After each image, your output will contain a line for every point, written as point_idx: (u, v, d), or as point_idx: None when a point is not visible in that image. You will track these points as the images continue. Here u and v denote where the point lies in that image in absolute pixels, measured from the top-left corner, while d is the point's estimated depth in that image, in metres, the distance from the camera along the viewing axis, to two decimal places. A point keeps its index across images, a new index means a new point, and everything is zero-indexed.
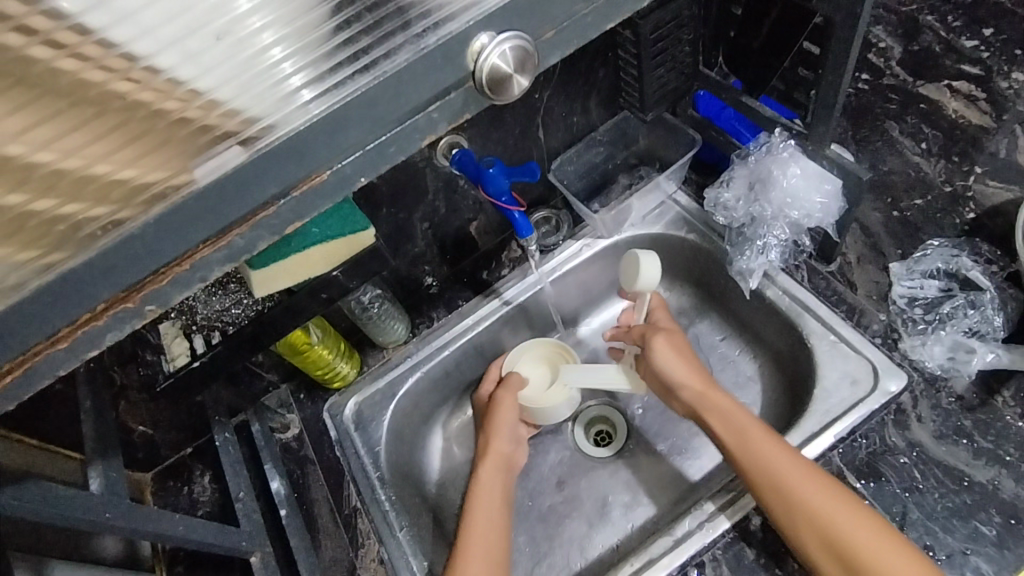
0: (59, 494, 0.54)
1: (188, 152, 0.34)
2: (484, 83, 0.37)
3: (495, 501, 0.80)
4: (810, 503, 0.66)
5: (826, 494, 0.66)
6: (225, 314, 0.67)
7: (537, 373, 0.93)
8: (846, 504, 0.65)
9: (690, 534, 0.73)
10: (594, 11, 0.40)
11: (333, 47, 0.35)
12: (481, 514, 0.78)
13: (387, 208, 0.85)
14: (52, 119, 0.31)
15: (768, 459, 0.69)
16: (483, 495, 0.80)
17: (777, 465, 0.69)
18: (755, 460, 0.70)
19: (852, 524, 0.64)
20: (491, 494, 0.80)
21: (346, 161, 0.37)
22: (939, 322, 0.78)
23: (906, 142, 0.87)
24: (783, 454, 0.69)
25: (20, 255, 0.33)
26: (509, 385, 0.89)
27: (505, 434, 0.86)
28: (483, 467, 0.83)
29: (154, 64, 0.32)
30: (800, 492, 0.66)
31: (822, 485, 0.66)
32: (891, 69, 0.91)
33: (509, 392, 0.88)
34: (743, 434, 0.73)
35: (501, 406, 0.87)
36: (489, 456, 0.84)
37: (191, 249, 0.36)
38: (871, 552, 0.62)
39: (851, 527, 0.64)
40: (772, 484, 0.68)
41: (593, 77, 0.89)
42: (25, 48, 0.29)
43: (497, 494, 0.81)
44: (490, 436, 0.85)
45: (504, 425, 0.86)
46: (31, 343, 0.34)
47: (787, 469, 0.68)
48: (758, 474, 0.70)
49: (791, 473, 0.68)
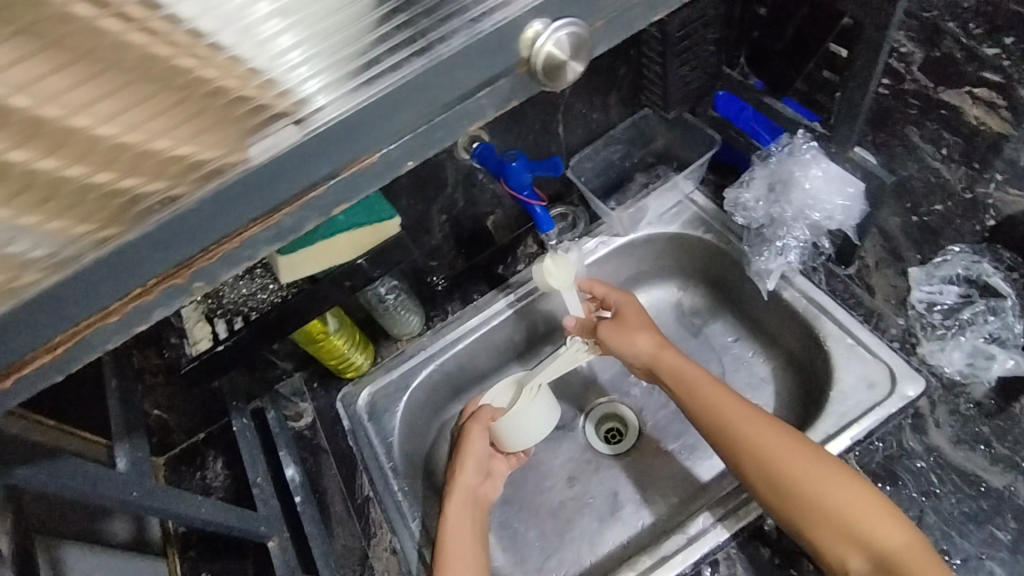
0: (87, 471, 0.54)
1: (240, 132, 0.34)
2: (539, 66, 0.38)
3: (466, 539, 0.76)
4: (759, 447, 0.69)
5: (765, 436, 0.70)
6: (251, 299, 0.68)
7: (500, 393, 0.88)
8: (794, 446, 0.68)
9: (704, 532, 0.73)
10: (640, 3, 0.41)
11: (386, 32, 0.37)
12: (455, 552, 0.74)
13: (407, 199, 0.85)
14: (116, 94, 0.32)
15: (719, 410, 0.74)
16: (455, 532, 0.76)
17: (728, 416, 0.73)
18: (707, 412, 0.75)
19: (799, 463, 0.67)
20: (463, 532, 0.76)
21: (394, 144, 0.37)
22: (959, 328, 0.78)
23: (926, 148, 0.75)
24: (734, 405, 0.74)
25: (76, 228, 0.33)
26: (478, 413, 0.85)
27: (473, 466, 0.82)
28: (452, 504, 0.79)
29: (218, 41, 0.33)
30: (749, 438, 0.70)
31: (772, 430, 0.70)
32: (912, 74, 0.72)
33: (476, 424, 0.84)
34: (695, 388, 0.77)
35: (470, 436, 0.83)
36: (458, 492, 0.80)
37: (241, 227, 0.36)
38: (817, 489, 0.65)
39: (797, 465, 0.67)
40: (724, 433, 0.72)
41: (615, 75, 0.89)
42: (97, 20, 0.30)
43: (469, 530, 0.77)
44: (457, 470, 0.81)
45: (473, 455, 0.82)
46: (81, 316, 0.35)
47: (738, 419, 0.72)
48: (710, 425, 0.74)
49: (741, 422, 0.72)
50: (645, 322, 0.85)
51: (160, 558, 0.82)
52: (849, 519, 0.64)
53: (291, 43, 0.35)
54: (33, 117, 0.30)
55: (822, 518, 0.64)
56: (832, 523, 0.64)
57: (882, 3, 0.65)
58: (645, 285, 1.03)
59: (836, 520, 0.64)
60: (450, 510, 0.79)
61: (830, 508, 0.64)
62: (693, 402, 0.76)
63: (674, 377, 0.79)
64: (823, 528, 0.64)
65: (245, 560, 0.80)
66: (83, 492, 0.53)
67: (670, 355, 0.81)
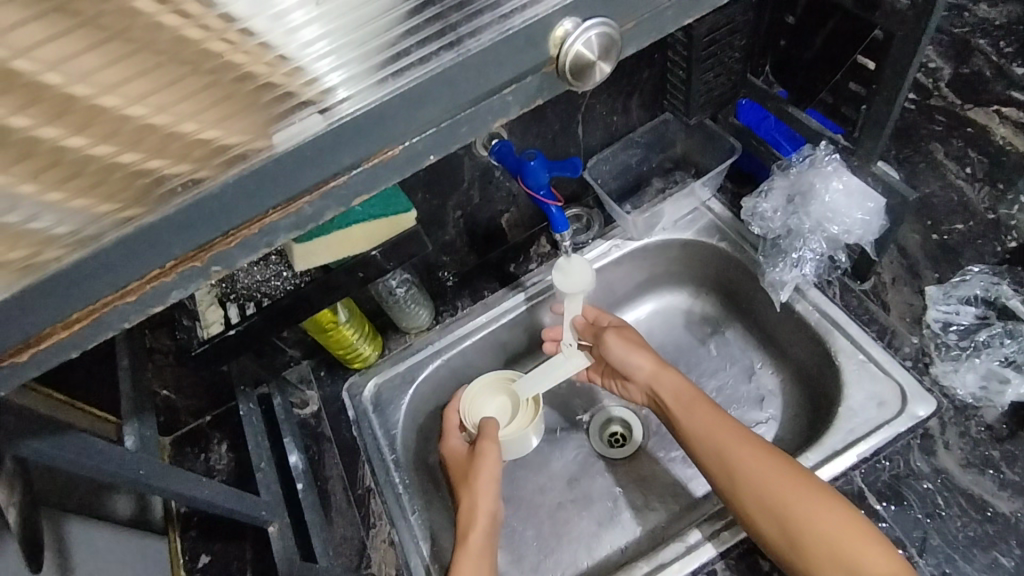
0: (96, 446, 0.55)
1: (266, 118, 0.34)
2: (567, 68, 0.38)
3: (484, 566, 0.74)
4: (752, 474, 0.69)
5: (755, 458, 0.70)
6: (265, 285, 0.68)
7: (496, 405, 0.91)
8: (792, 476, 0.68)
9: (703, 542, 0.72)
10: (673, 7, 0.40)
11: (417, 24, 0.36)
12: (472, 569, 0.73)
13: (423, 192, 0.85)
14: (145, 75, 0.32)
15: (712, 431, 0.74)
16: (472, 556, 0.74)
17: (725, 442, 0.72)
18: (700, 434, 0.75)
19: (793, 492, 0.66)
20: (477, 552, 0.74)
21: (419, 137, 0.37)
22: (974, 350, 0.76)
23: (950, 166, 0.83)
24: (733, 431, 0.73)
25: (100, 206, 0.33)
26: (486, 431, 0.84)
27: (489, 489, 0.79)
28: (473, 535, 0.75)
29: (249, 27, 0.33)
30: (740, 461, 0.70)
31: (768, 457, 0.70)
32: (938, 89, 0.83)
33: (490, 442, 0.83)
34: (693, 410, 0.77)
35: (487, 457, 0.81)
36: (478, 518, 0.77)
37: (261, 213, 0.36)
38: (812, 519, 0.65)
39: (793, 495, 0.66)
40: (716, 455, 0.72)
41: (637, 78, 0.88)
42: (131, 1, 0.31)
43: (486, 558, 0.74)
44: (475, 493, 0.79)
45: (489, 477, 0.80)
46: (101, 294, 0.35)
47: (735, 445, 0.72)
48: (704, 445, 0.74)
49: (738, 448, 0.71)
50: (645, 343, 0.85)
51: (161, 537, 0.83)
52: (844, 550, 0.63)
53: (316, 34, 0.35)
54: (62, 94, 0.30)
55: (815, 545, 0.64)
56: (824, 552, 0.63)
57: (914, 16, 0.64)
58: (655, 290, 1.03)
59: (824, 549, 0.63)
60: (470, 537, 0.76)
61: (824, 537, 0.64)
62: (688, 422, 0.76)
63: (675, 401, 0.79)
64: (816, 557, 0.63)
65: (244, 542, 0.81)
66: (87, 466, 0.53)
67: (669, 375, 0.82)
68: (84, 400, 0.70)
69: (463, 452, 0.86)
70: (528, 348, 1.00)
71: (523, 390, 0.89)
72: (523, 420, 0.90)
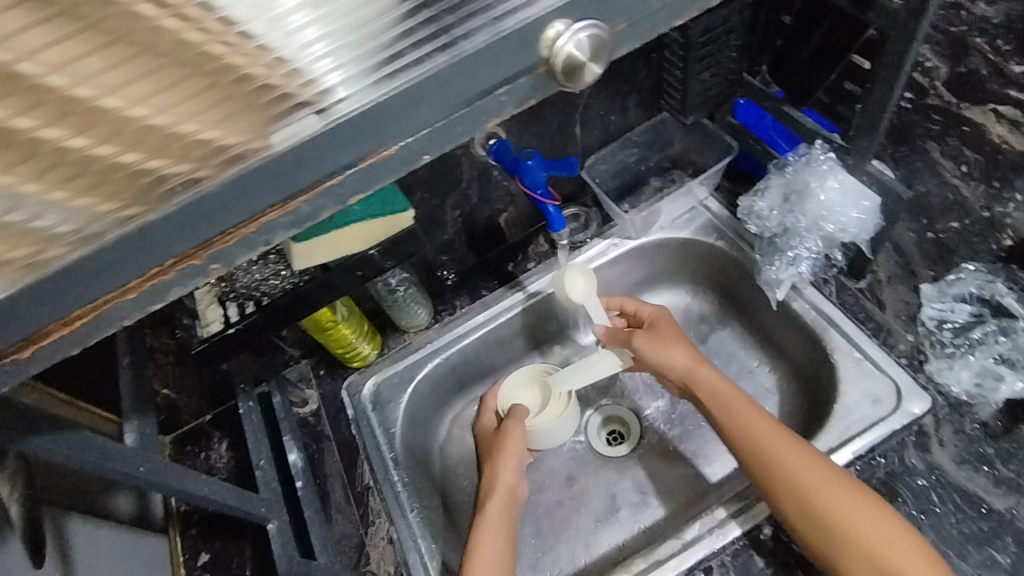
0: (96, 443, 0.55)
1: (264, 119, 0.35)
2: (559, 67, 0.38)
3: (503, 536, 0.76)
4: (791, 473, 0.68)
5: (795, 457, 0.69)
6: (263, 284, 0.69)
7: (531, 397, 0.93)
8: (832, 478, 0.67)
9: (728, 520, 0.73)
10: (665, 7, 0.41)
11: (414, 26, 0.37)
12: (490, 536, 0.75)
13: (421, 192, 0.86)
14: (147, 77, 0.32)
15: (751, 429, 0.73)
16: (491, 523, 0.76)
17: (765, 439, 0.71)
18: (738, 430, 0.74)
19: (832, 493, 0.66)
20: (494, 520, 0.77)
21: (414, 137, 0.38)
22: (969, 347, 0.77)
23: (946, 164, 0.78)
24: (774, 428, 0.72)
25: (102, 206, 0.34)
26: (515, 412, 0.88)
27: (513, 464, 0.82)
28: (492, 503, 0.79)
29: (248, 30, 0.34)
30: (779, 460, 0.69)
31: (809, 457, 0.69)
32: (936, 89, 0.74)
33: (516, 420, 0.86)
34: (731, 407, 0.76)
35: (513, 434, 0.85)
36: (499, 489, 0.80)
37: (259, 212, 0.37)
38: (851, 521, 0.64)
39: (831, 498, 0.66)
40: (754, 452, 0.72)
41: (635, 78, 0.89)
42: (133, 5, 0.31)
43: (505, 528, 0.77)
44: (498, 464, 0.82)
45: (513, 453, 0.83)
46: (102, 292, 0.36)
47: (776, 443, 0.71)
48: (742, 442, 0.73)
49: (778, 446, 0.70)
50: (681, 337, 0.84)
51: (162, 536, 0.83)
52: (883, 557, 0.63)
53: (314, 36, 0.35)
54: (66, 96, 0.31)
55: (851, 548, 0.64)
56: (861, 553, 0.63)
57: (909, 17, 0.65)
58: (653, 289, 1.03)
59: (861, 551, 0.63)
60: (491, 507, 0.78)
61: (863, 543, 0.63)
62: (725, 417, 0.76)
63: (718, 399, 0.77)
64: (853, 559, 0.63)
65: (244, 541, 0.82)
66: (88, 463, 0.54)
67: (706, 371, 0.80)
68: (86, 399, 0.70)
69: (490, 428, 0.89)
70: (527, 346, 1.01)
71: (557, 383, 0.92)
72: (555, 410, 0.91)
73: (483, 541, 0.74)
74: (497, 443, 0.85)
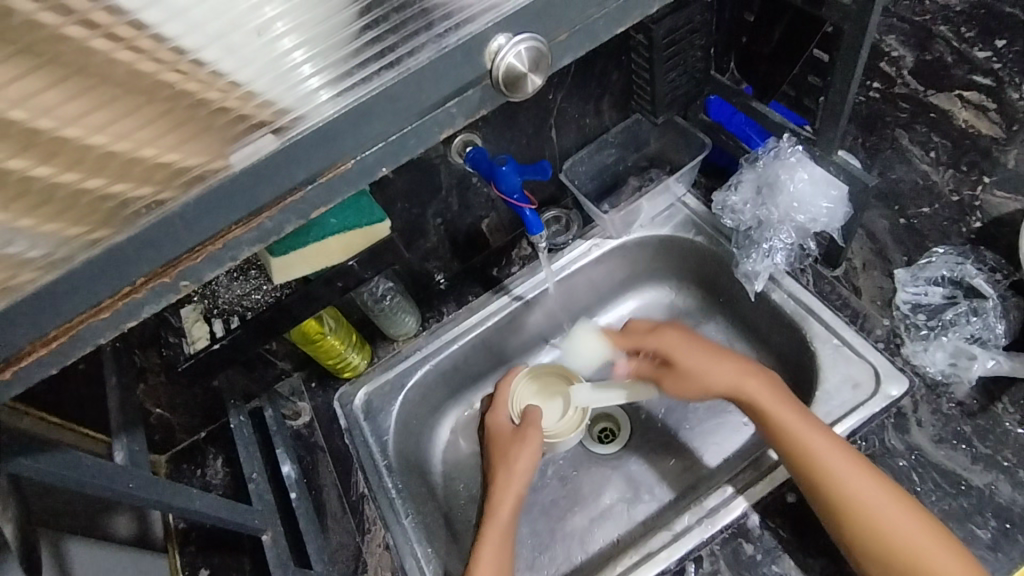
0: (85, 462, 0.56)
1: (223, 140, 0.37)
2: (500, 79, 0.40)
3: (508, 546, 0.76)
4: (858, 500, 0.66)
5: (861, 480, 0.67)
6: (246, 299, 0.70)
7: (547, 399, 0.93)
8: (903, 504, 0.66)
9: (736, 496, 0.75)
10: (604, 16, 0.43)
11: (360, 45, 0.38)
12: (495, 543, 0.76)
13: (402, 203, 0.87)
14: (104, 107, 0.34)
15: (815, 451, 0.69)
16: (498, 532, 0.77)
17: (842, 472, 0.67)
18: (799, 452, 0.69)
19: (898, 517, 0.65)
20: (501, 528, 0.77)
21: (369, 151, 0.40)
22: (942, 328, 0.79)
23: (915, 152, 0.86)
24: (844, 457, 0.68)
25: (69, 230, 0.35)
26: (530, 416, 0.87)
27: (525, 474, 0.82)
28: (503, 511, 0.79)
29: (200, 58, 0.35)
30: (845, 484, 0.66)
31: (879, 486, 0.67)
32: (903, 78, 0.88)
33: (535, 429, 0.86)
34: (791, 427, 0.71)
35: (528, 443, 0.84)
36: (508, 498, 0.80)
37: (224, 229, 0.39)
38: (936, 564, 0.63)
39: (898, 522, 0.65)
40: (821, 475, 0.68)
41: (607, 80, 0.90)
42: (86, 40, 0.32)
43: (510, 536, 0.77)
44: (512, 473, 0.81)
45: (525, 463, 0.83)
46: (77, 312, 0.37)
47: (851, 476, 0.67)
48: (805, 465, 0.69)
49: (851, 479, 0.67)
50: (721, 357, 0.80)
51: (161, 554, 0.84)
52: None
53: (268, 59, 0.37)
54: (28, 129, 0.32)
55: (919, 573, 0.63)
56: None
57: (859, 11, 0.67)
58: (638, 288, 1.05)
59: None
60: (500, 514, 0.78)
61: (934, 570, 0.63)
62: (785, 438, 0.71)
63: (784, 430, 0.71)
64: None
65: (242, 554, 0.83)
66: (81, 481, 0.55)
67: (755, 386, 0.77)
68: (77, 420, 0.72)
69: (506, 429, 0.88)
70: (515, 349, 1.02)
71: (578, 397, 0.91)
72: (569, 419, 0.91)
73: (488, 550, 0.75)
74: (512, 449, 0.84)
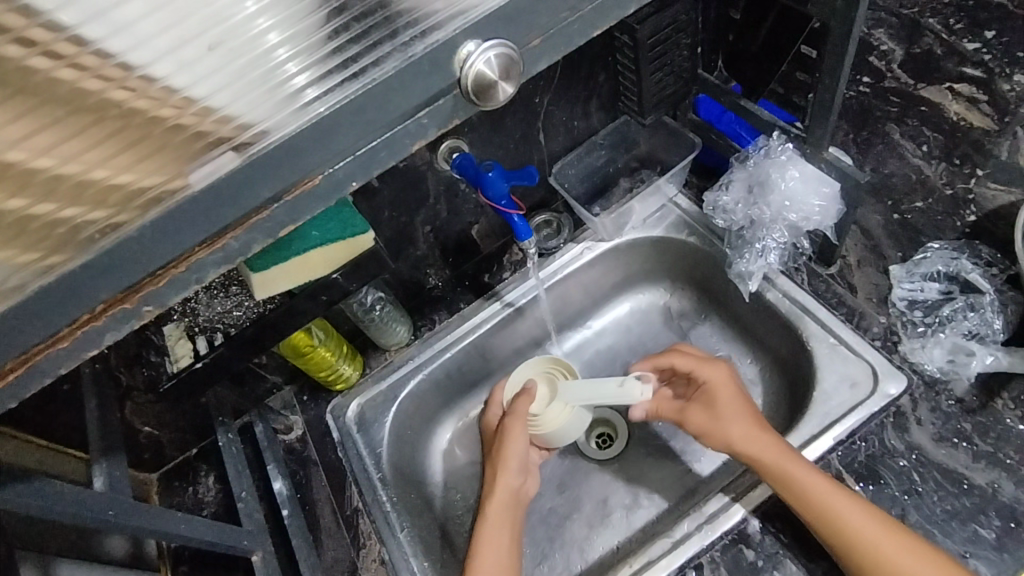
0: (58, 489, 0.55)
1: (182, 158, 0.36)
2: (469, 89, 0.39)
3: (504, 540, 0.75)
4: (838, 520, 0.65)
5: (843, 503, 0.66)
6: (227, 315, 0.69)
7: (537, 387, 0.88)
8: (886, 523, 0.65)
9: (738, 497, 0.74)
10: (579, 19, 0.42)
11: (319, 56, 0.37)
12: (492, 536, 0.75)
13: (389, 211, 0.85)
14: (50, 127, 0.33)
15: (791, 479, 0.68)
16: (492, 527, 0.76)
17: (833, 509, 0.66)
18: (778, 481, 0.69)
19: (881, 533, 0.64)
20: (497, 522, 0.76)
21: (337, 165, 0.39)
22: (939, 325, 0.78)
23: (907, 146, 0.86)
24: (832, 494, 0.66)
25: (21, 257, 0.35)
26: (513, 407, 0.82)
27: (514, 466, 0.80)
28: (492, 506, 0.77)
29: (150, 73, 0.34)
30: (824, 507, 0.66)
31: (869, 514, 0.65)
32: (892, 70, 0.86)
33: (516, 417, 0.81)
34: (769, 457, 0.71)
35: (512, 434, 0.81)
36: (499, 491, 0.78)
37: (187, 251, 0.38)
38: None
39: (881, 538, 0.64)
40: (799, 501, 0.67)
41: (594, 82, 0.89)
42: (26, 59, 0.31)
43: (506, 530, 0.76)
44: (497, 467, 0.79)
45: (514, 458, 0.80)
46: (37, 340, 0.37)
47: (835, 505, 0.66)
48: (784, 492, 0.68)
49: (833, 501, 0.66)
50: (736, 411, 0.76)
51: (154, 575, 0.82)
52: None
53: (221, 74, 0.36)
54: None
55: None
56: None
57: (845, 5, 0.65)
58: (631, 290, 1.04)
59: None
60: (491, 511, 0.77)
61: None
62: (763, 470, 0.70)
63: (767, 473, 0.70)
64: None
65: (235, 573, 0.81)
66: (59, 510, 0.54)
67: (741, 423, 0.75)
68: (65, 442, 0.71)
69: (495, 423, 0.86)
70: (509, 355, 1.01)
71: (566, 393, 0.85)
72: (563, 406, 0.85)
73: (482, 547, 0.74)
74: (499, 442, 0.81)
